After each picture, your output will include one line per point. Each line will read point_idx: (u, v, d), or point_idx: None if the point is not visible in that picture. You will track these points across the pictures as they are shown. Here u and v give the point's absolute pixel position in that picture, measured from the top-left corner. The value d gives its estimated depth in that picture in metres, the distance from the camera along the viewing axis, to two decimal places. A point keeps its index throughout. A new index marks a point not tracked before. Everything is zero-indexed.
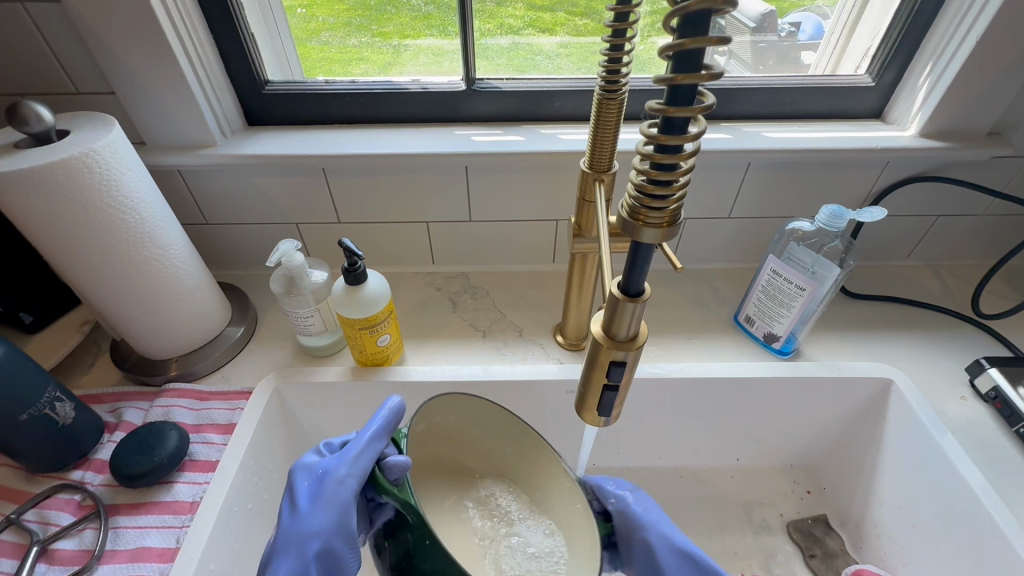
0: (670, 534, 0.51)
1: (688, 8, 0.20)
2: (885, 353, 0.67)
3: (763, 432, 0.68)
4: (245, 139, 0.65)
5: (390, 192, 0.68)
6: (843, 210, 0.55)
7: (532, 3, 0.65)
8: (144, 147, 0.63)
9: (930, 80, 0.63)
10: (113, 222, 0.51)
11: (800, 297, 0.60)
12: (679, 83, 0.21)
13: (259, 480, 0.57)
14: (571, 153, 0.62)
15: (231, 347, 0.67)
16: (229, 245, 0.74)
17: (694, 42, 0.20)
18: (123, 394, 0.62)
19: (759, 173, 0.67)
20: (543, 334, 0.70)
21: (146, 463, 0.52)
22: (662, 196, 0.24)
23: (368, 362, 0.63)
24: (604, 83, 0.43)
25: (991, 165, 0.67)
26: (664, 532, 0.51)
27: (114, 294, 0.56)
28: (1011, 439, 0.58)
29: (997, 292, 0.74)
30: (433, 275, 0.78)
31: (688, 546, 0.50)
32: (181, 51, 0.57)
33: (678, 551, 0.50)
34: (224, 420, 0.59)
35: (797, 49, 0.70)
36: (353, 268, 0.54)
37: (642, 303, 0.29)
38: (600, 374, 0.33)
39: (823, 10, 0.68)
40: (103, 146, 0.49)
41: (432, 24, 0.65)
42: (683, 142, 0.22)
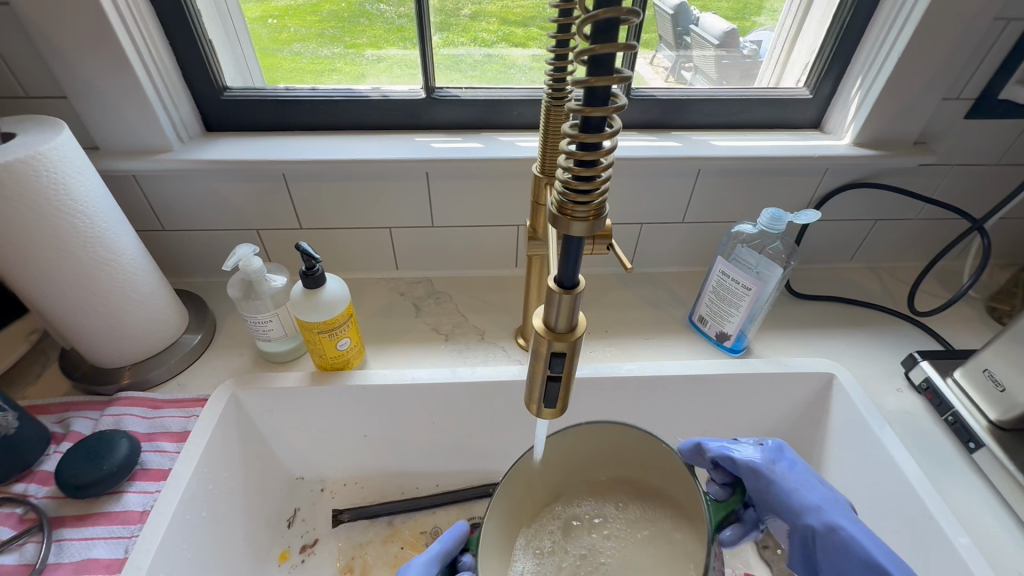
0: (811, 501, 0.48)
1: (597, 16, 0.22)
2: (828, 350, 0.71)
3: (718, 428, 0.71)
4: (203, 145, 0.65)
5: (351, 197, 0.69)
6: (782, 213, 0.58)
7: (506, 18, 0.66)
8: (98, 151, 0.62)
9: (861, 92, 0.67)
10: (61, 226, 0.50)
11: (746, 296, 0.63)
12: (594, 85, 0.23)
13: (214, 488, 0.56)
14: (527, 159, 0.64)
15: (187, 355, 0.66)
16: (188, 252, 0.73)
17: (603, 47, 0.22)
18: (72, 404, 0.60)
19: (709, 179, 0.70)
20: (505, 336, 0.72)
21: (94, 472, 0.51)
22: (586, 191, 0.26)
23: (328, 366, 0.63)
24: (552, 91, 0.45)
25: (920, 172, 0.72)
26: (800, 494, 0.48)
27: (61, 301, 0.54)
28: (941, 427, 0.62)
29: (931, 291, 0.79)
30: (396, 280, 0.79)
31: (859, 536, 0.46)
32: (137, 56, 0.56)
33: (847, 541, 0.46)
34: (178, 428, 0.58)
35: (758, 65, 0.74)
36: (311, 271, 0.54)
37: (577, 294, 0.31)
38: (542, 365, 0.35)
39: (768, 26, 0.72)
40: (51, 149, 0.48)
41: (404, 36, 0.65)
42: (601, 139, 0.24)
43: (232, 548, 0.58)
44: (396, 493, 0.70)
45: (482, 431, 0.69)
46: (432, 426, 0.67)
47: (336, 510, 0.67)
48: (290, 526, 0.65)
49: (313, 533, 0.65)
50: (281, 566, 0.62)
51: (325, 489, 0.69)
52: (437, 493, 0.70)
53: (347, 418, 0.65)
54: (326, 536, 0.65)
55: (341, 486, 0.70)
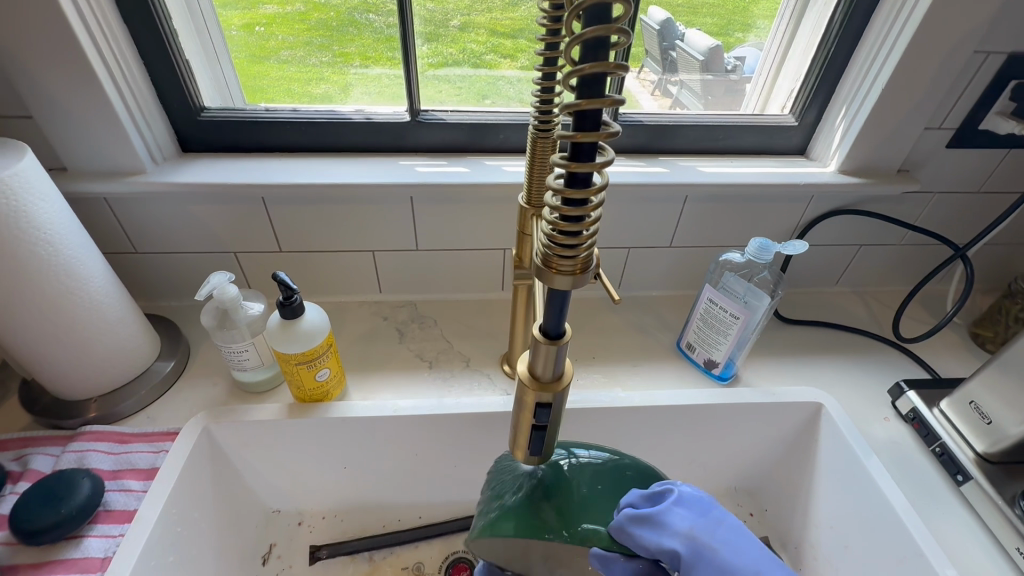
0: None
1: (584, 70, 0.21)
2: (815, 377, 0.70)
3: (706, 457, 0.70)
4: (179, 166, 0.63)
5: (334, 221, 0.67)
6: (769, 243, 0.58)
7: (495, 29, 0.65)
8: (65, 172, 0.60)
9: (845, 121, 0.68)
10: (21, 256, 0.48)
11: (735, 325, 0.62)
12: (580, 141, 0.22)
13: (183, 529, 0.53)
14: (514, 185, 0.63)
15: (158, 385, 0.63)
16: (162, 275, 0.70)
17: (590, 102, 0.21)
18: (32, 440, 0.57)
19: (696, 205, 0.70)
20: (491, 363, 0.70)
21: (51, 516, 0.48)
22: (572, 245, 0.24)
23: (307, 397, 0.60)
24: (538, 122, 0.44)
25: (903, 200, 0.73)
26: None
27: (24, 332, 0.52)
28: (929, 457, 0.61)
29: (915, 317, 0.79)
30: (379, 304, 0.77)
31: None
32: (108, 77, 0.54)
33: None
34: (146, 464, 0.55)
35: (743, 82, 0.74)
36: (289, 301, 0.52)
37: (563, 344, 0.30)
38: (527, 414, 0.33)
39: (760, 44, 0.72)
40: (11, 176, 0.46)
41: (394, 46, 0.63)
42: (587, 195, 0.23)
43: None
44: (377, 526, 0.67)
45: (466, 461, 0.67)
46: (415, 458, 0.65)
47: (314, 545, 0.64)
48: (264, 564, 0.62)
49: (289, 570, 0.62)
50: None
51: (302, 523, 0.66)
52: (420, 526, 0.67)
53: (326, 450, 0.63)
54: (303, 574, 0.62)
55: (320, 520, 0.67)
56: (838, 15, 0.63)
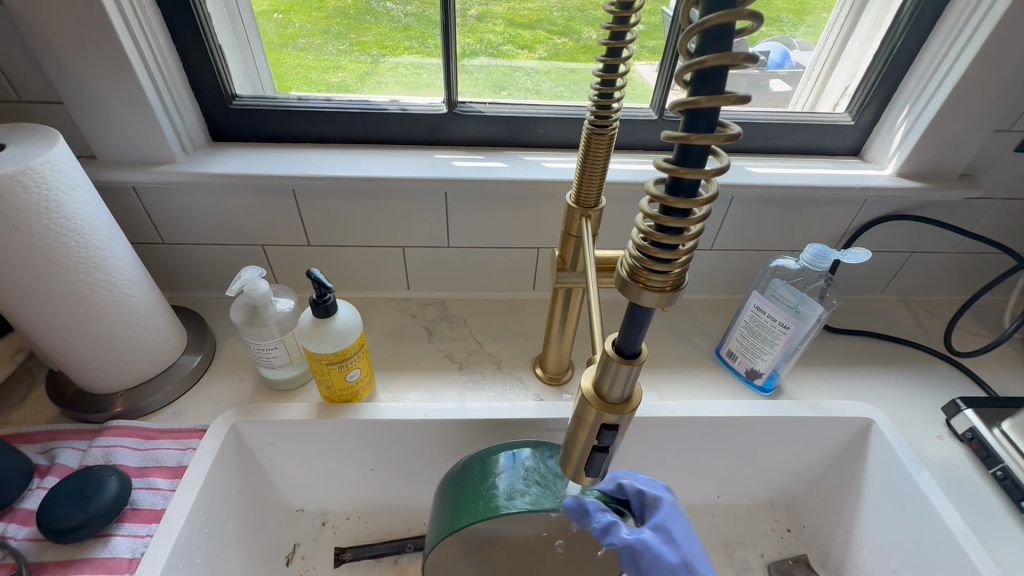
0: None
1: (706, 63, 0.18)
2: (862, 390, 0.67)
3: (744, 469, 0.67)
4: (209, 156, 0.61)
5: (365, 215, 0.65)
6: (827, 250, 0.55)
7: (511, 18, 0.62)
8: (94, 160, 0.58)
9: (907, 121, 0.64)
10: (52, 247, 0.46)
11: (783, 335, 0.59)
12: (691, 143, 0.19)
13: (210, 530, 0.52)
14: (555, 182, 0.61)
15: (185, 379, 0.62)
16: (189, 266, 0.69)
17: (711, 99, 0.18)
18: (58, 433, 0.56)
19: (743, 207, 0.67)
20: (522, 366, 0.68)
21: (80, 515, 0.46)
22: (666, 259, 0.22)
23: (336, 398, 0.59)
24: (595, 118, 0.41)
25: (962, 206, 0.69)
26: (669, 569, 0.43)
27: (51, 325, 0.50)
28: (987, 480, 0.58)
29: (967, 329, 0.75)
30: (407, 301, 0.75)
31: None
32: (139, 61, 0.52)
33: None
34: (173, 462, 0.54)
35: (767, 77, 0.68)
36: (322, 300, 0.50)
37: (639, 365, 0.27)
38: (588, 434, 0.31)
39: (790, 41, 0.67)
40: (43, 163, 0.44)
41: (411, 35, 0.61)
42: (693, 205, 0.20)
43: None
44: (402, 530, 0.66)
45: None
46: (444, 462, 0.63)
47: (338, 548, 0.62)
48: (288, 564, 0.61)
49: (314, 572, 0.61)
50: None
51: (326, 523, 0.65)
52: None
53: (354, 451, 0.61)
54: None
55: (344, 520, 0.65)
56: (907, 5, 0.58)
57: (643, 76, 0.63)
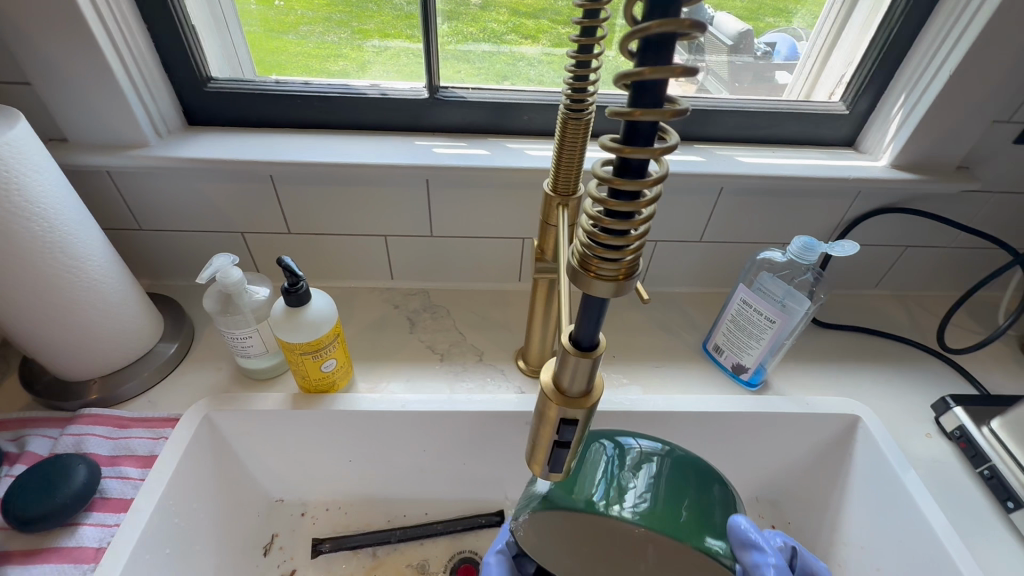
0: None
1: (649, 30, 0.16)
2: (850, 386, 0.66)
3: (729, 465, 0.66)
4: (184, 140, 0.59)
5: (345, 203, 0.63)
6: (815, 243, 0.54)
7: (516, 7, 0.60)
8: (66, 143, 0.57)
9: (903, 111, 0.62)
10: (14, 231, 0.45)
11: (769, 330, 0.58)
12: (637, 119, 0.18)
13: (181, 520, 0.51)
14: (537, 170, 0.59)
15: (161, 368, 0.61)
16: (167, 254, 0.68)
17: (654, 71, 0.17)
18: (30, 420, 0.55)
19: (732, 198, 0.65)
20: (505, 358, 0.67)
21: (46, 504, 0.46)
22: (616, 246, 0.20)
23: (312, 388, 0.58)
24: (570, 103, 0.39)
25: (959, 199, 0.67)
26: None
27: (18, 311, 0.49)
28: (974, 480, 0.57)
29: (961, 326, 0.74)
30: (390, 291, 0.74)
31: None
32: (108, 41, 0.51)
33: None
34: (145, 451, 0.53)
35: (771, 69, 0.68)
36: (294, 288, 0.49)
37: (596, 357, 0.26)
38: (548, 429, 0.30)
39: (799, 33, 0.66)
40: (2, 144, 0.43)
41: (414, 24, 0.59)
42: (642, 187, 0.19)
43: None
44: (381, 521, 0.65)
45: (476, 460, 0.64)
46: (423, 454, 0.63)
47: (316, 539, 0.62)
48: (265, 555, 0.60)
49: (291, 563, 0.60)
50: None
51: (305, 514, 0.64)
52: (426, 524, 0.65)
53: (331, 442, 0.60)
54: (304, 567, 0.60)
55: (323, 512, 0.65)
56: None
57: None
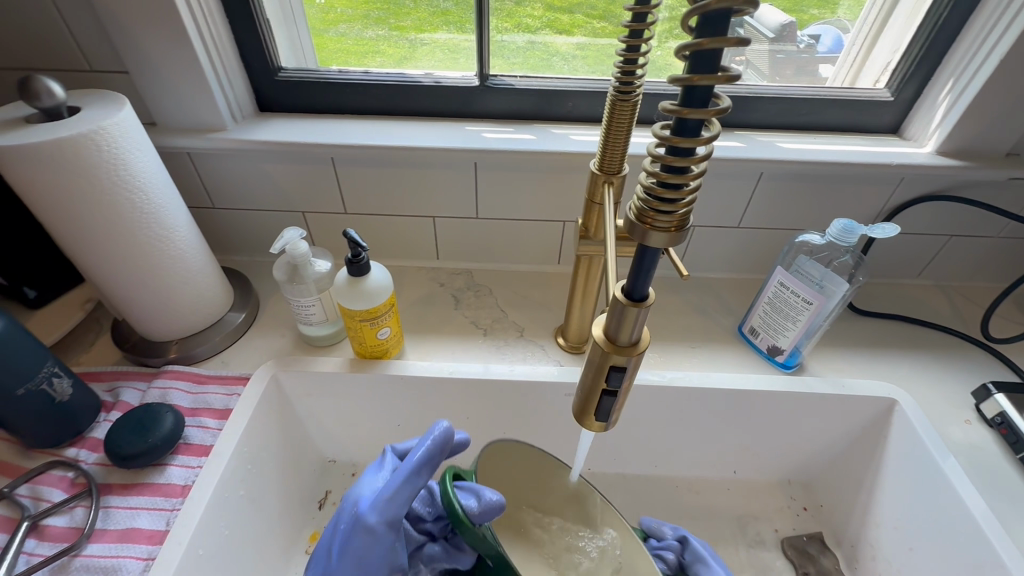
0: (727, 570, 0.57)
1: (708, 6, 0.19)
2: (888, 371, 0.66)
3: (762, 445, 0.68)
4: (256, 125, 0.65)
5: (399, 184, 0.68)
6: (854, 225, 0.55)
7: (552, 3, 0.63)
8: (155, 127, 0.63)
9: (950, 97, 0.62)
10: (119, 202, 0.51)
11: (806, 311, 0.59)
12: (695, 84, 0.21)
13: (253, 467, 0.57)
14: (581, 153, 0.62)
15: (232, 332, 0.67)
16: (235, 230, 0.74)
17: (713, 41, 0.20)
18: (122, 374, 0.62)
19: (772, 183, 0.66)
20: (544, 335, 0.70)
21: (140, 444, 0.52)
22: (671, 199, 0.23)
23: (367, 354, 0.62)
24: (619, 85, 0.42)
25: (1009, 187, 0.66)
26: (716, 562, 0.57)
27: (118, 278, 0.56)
28: (1015, 465, 0.57)
29: (1007, 316, 0.73)
30: (436, 270, 0.78)
31: None
32: (196, 33, 0.56)
33: None
34: (220, 405, 0.59)
35: (815, 62, 0.68)
36: (357, 259, 0.54)
37: (646, 308, 0.29)
38: (600, 378, 0.33)
39: (844, 25, 0.67)
40: (113, 125, 0.49)
41: (449, 20, 0.64)
42: (695, 145, 0.22)
43: (268, 527, 0.58)
44: None
45: (515, 430, 0.67)
46: (466, 422, 0.67)
47: None
48: (321, 508, 0.66)
49: None
50: (312, 548, 0.62)
51: (356, 474, 0.69)
52: None
53: (383, 406, 0.65)
54: None
55: None
56: None
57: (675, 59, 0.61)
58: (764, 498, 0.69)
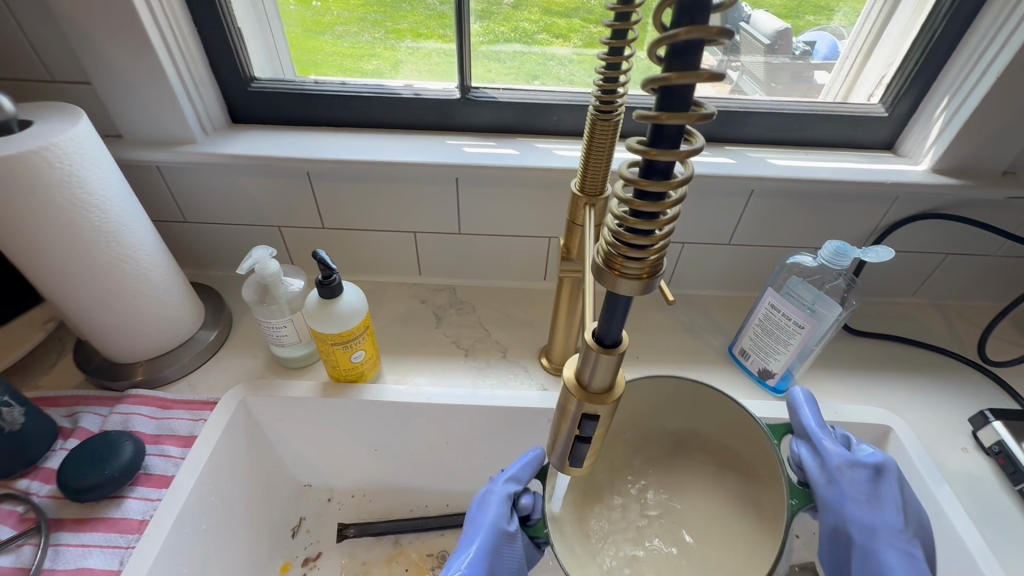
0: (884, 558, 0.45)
1: (677, 37, 0.17)
2: (882, 396, 0.64)
3: None
4: (227, 137, 0.62)
5: (377, 199, 0.65)
6: (848, 248, 0.53)
7: (548, 7, 0.61)
8: (121, 139, 0.60)
9: (946, 114, 0.60)
10: (77, 220, 0.48)
11: (798, 334, 0.57)
12: (663, 123, 0.18)
13: (218, 499, 0.54)
14: (564, 169, 0.59)
15: (201, 353, 0.64)
16: (209, 245, 0.71)
17: (680, 76, 0.17)
18: (82, 398, 0.59)
19: (763, 201, 0.64)
20: (528, 355, 0.67)
21: (96, 476, 0.49)
22: (641, 245, 0.21)
23: (341, 378, 0.60)
24: (599, 104, 0.40)
25: (1006, 206, 0.64)
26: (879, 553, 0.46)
27: (77, 298, 0.53)
28: (1013, 497, 0.55)
29: (1004, 338, 0.71)
30: (418, 286, 0.76)
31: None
32: (161, 43, 0.54)
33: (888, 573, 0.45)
34: (185, 431, 0.56)
35: (810, 69, 0.66)
36: (327, 281, 0.51)
37: (619, 354, 0.27)
38: (571, 425, 0.30)
39: (839, 31, 0.64)
40: (67, 140, 0.46)
41: (448, 23, 0.61)
42: (666, 188, 0.19)
43: (234, 560, 0.56)
44: (404, 510, 0.67)
45: (497, 454, 0.65)
46: (446, 446, 0.64)
47: (341, 523, 0.64)
48: (294, 537, 0.63)
49: (318, 545, 0.63)
50: None
51: (331, 499, 0.67)
52: (446, 514, 0.66)
53: (358, 431, 0.62)
54: (330, 550, 0.63)
55: (349, 498, 0.67)
56: None
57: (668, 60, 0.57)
58: None
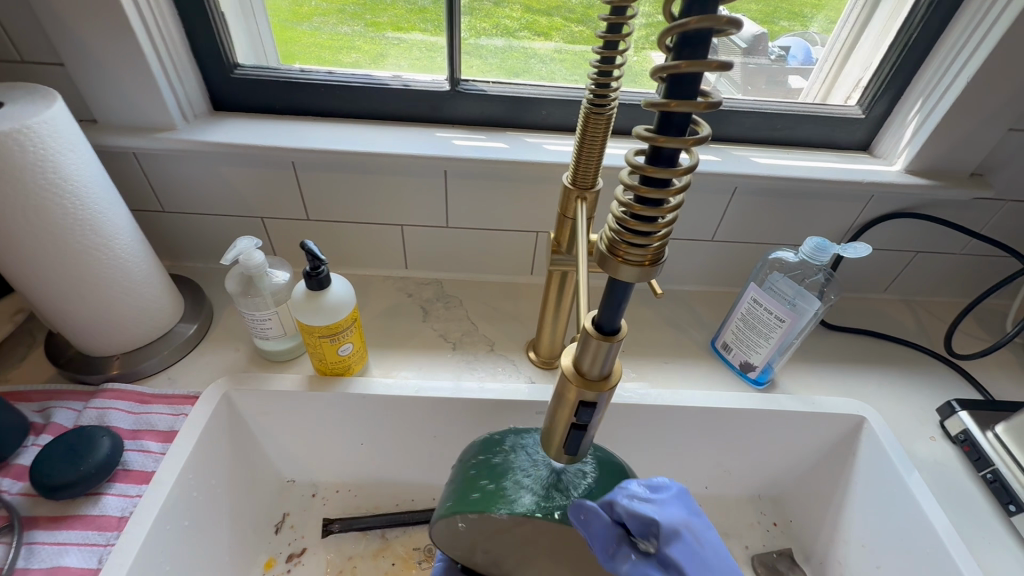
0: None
1: (687, 25, 0.17)
2: (855, 388, 0.67)
3: (733, 461, 0.67)
4: (210, 125, 0.61)
5: (364, 191, 0.64)
6: (827, 243, 0.55)
7: (531, 5, 0.61)
8: (96, 124, 0.58)
9: (919, 117, 0.63)
10: (51, 207, 0.46)
11: (778, 328, 0.59)
12: (672, 110, 0.19)
13: (200, 495, 0.53)
14: (554, 163, 0.60)
15: (181, 346, 0.62)
16: (188, 236, 0.69)
17: (691, 65, 0.18)
18: (55, 393, 0.57)
19: (745, 198, 0.66)
20: (516, 349, 0.68)
21: (71, 473, 0.47)
22: (645, 232, 0.22)
23: (328, 371, 0.59)
24: (593, 97, 0.40)
25: (971, 206, 0.68)
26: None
27: (51, 289, 0.51)
28: (977, 482, 0.58)
29: (968, 332, 0.74)
30: (405, 280, 0.75)
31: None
32: (141, 25, 0.52)
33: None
34: (165, 426, 0.55)
35: (785, 73, 0.68)
36: (316, 272, 0.50)
37: (617, 342, 0.27)
38: (567, 411, 0.31)
39: (812, 37, 0.66)
40: (40, 122, 0.44)
41: (426, 18, 0.61)
42: (671, 175, 0.20)
43: (215, 557, 0.54)
44: (389, 504, 0.66)
45: None
46: (432, 440, 0.64)
47: (327, 519, 0.63)
48: (277, 533, 0.62)
49: (302, 541, 0.62)
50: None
51: (316, 494, 0.66)
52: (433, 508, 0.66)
53: (344, 425, 0.62)
54: (314, 546, 0.61)
55: (334, 493, 0.66)
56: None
57: (653, 63, 0.62)
58: (734, 515, 0.68)
